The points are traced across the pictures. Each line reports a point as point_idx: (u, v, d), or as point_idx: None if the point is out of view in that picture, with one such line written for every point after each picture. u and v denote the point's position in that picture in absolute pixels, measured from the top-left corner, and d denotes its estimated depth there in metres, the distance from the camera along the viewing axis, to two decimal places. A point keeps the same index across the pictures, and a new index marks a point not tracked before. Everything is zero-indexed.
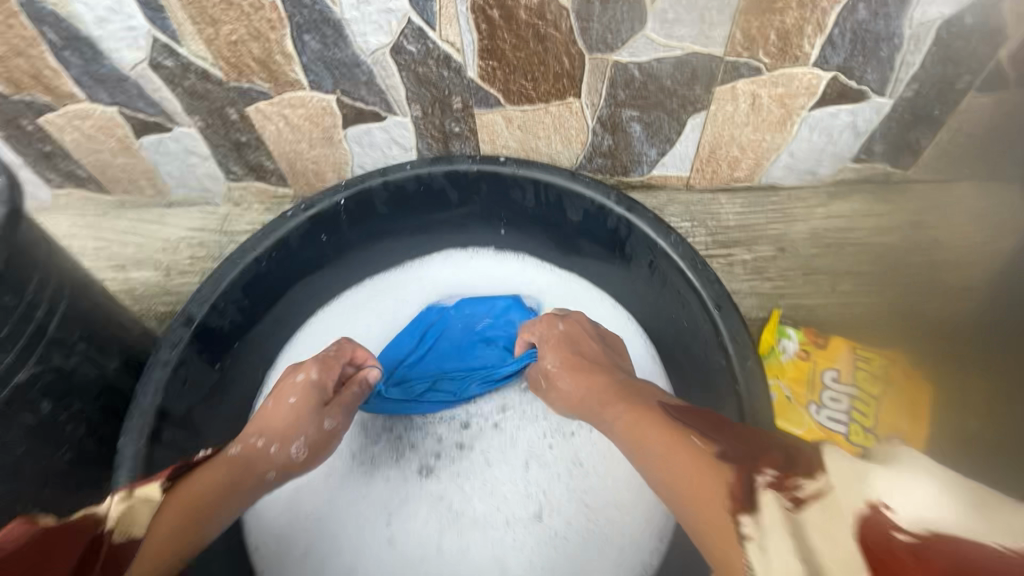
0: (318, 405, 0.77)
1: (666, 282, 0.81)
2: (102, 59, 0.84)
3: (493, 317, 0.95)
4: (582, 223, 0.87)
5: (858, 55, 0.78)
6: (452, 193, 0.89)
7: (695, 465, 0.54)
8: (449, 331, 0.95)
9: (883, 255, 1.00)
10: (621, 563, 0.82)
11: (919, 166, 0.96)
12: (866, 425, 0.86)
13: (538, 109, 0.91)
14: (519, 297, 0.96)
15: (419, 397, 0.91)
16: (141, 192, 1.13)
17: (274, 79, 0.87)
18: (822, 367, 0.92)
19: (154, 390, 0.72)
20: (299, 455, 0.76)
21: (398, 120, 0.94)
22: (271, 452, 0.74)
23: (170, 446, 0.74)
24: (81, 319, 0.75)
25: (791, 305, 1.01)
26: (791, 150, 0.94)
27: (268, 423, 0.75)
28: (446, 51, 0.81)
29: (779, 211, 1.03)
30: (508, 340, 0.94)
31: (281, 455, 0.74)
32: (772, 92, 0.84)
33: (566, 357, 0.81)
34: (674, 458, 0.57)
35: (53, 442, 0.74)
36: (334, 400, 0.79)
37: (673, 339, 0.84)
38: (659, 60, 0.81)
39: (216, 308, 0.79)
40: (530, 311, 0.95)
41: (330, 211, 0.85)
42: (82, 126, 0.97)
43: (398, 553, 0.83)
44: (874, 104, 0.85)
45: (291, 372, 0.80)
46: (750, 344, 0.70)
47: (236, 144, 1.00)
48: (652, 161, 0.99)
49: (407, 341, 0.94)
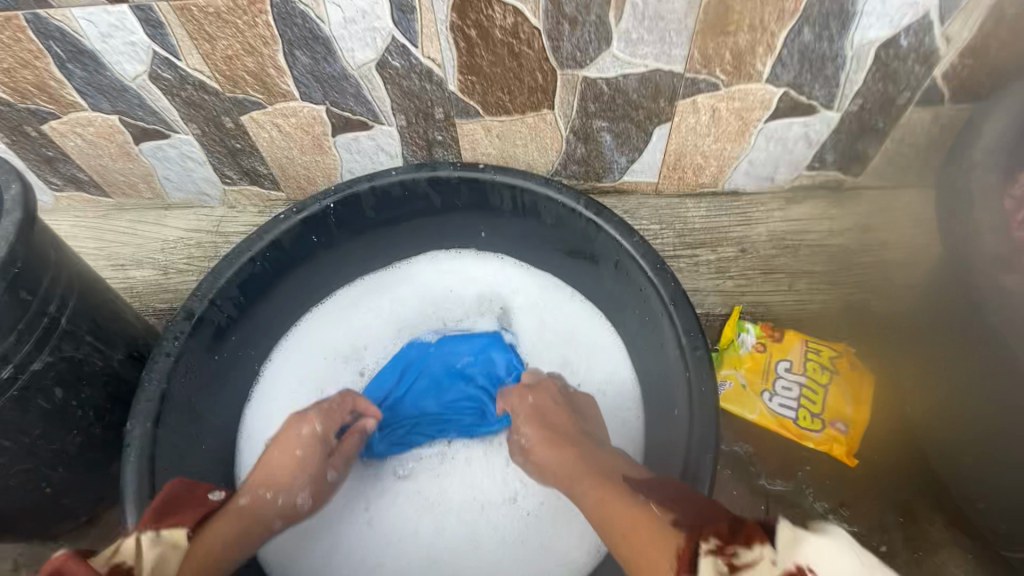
0: (322, 456, 0.85)
1: (629, 280, 0.87)
2: (105, 70, 0.90)
3: (473, 354, 1.02)
4: (554, 225, 0.94)
5: (806, 73, 0.86)
6: (435, 197, 0.95)
7: (633, 516, 0.62)
8: (428, 369, 1.02)
9: (836, 257, 1.07)
10: (586, 535, 0.89)
11: (868, 174, 1.04)
12: (814, 411, 0.93)
13: (515, 120, 0.97)
14: (498, 334, 1.03)
15: (401, 438, 0.97)
16: (140, 194, 1.18)
17: (268, 91, 0.93)
18: (776, 358, 0.98)
19: (159, 376, 0.78)
20: (303, 503, 0.84)
21: (385, 129, 1.00)
22: (277, 502, 0.80)
23: (173, 430, 0.79)
24: (91, 313, 0.81)
25: (751, 303, 1.07)
26: (750, 158, 1.02)
27: (275, 475, 0.80)
28: (428, 66, 0.87)
29: (741, 214, 1.10)
30: (486, 377, 1.01)
31: (286, 504, 0.81)
32: (730, 106, 0.92)
33: (541, 410, 0.86)
34: (616, 508, 0.65)
35: (65, 427, 0.80)
36: (337, 451, 0.88)
37: (637, 334, 0.90)
38: (626, 76, 0.87)
39: (214, 302, 0.85)
40: (508, 349, 1.01)
41: (319, 214, 0.91)
42: (84, 133, 1.03)
43: (380, 532, 0.92)
44: (823, 116, 0.93)
45: (294, 421, 0.85)
46: (701, 337, 0.75)
47: (231, 151, 1.06)
48: (622, 168, 1.06)
49: (389, 379, 1.00)
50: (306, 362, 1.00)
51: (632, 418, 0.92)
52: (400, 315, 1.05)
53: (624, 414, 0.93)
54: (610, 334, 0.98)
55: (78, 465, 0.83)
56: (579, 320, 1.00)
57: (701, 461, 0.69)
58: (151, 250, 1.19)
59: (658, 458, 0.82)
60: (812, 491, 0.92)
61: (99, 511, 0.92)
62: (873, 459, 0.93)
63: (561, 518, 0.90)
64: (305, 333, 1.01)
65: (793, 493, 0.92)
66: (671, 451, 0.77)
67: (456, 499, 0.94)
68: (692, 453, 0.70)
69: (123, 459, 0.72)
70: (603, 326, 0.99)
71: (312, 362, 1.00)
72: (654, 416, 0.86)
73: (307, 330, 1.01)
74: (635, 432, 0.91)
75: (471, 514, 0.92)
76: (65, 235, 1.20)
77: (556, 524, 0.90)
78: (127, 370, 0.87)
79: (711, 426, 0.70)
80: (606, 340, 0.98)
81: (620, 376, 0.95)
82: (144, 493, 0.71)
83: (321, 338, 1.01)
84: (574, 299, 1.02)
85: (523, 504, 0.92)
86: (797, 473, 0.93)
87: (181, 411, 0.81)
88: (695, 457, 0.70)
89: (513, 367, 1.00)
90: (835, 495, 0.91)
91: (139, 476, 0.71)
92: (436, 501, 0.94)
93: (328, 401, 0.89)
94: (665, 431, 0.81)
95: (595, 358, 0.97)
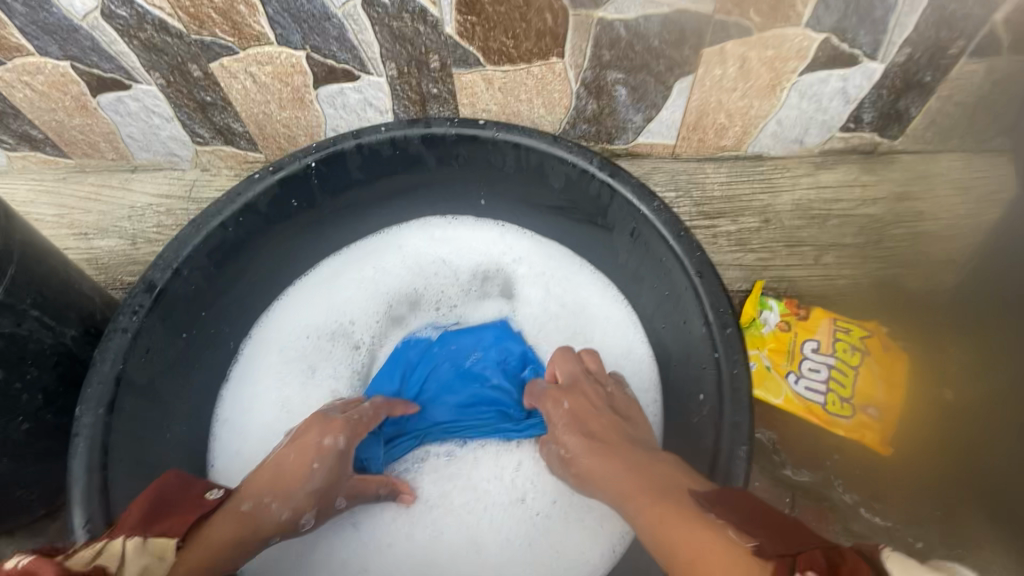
0: (341, 473, 0.75)
1: (647, 249, 0.78)
2: (49, 7, 0.78)
3: (483, 350, 0.92)
4: (563, 188, 0.84)
5: (851, 16, 0.75)
6: (428, 157, 0.85)
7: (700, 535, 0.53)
8: (437, 371, 0.92)
9: (868, 227, 0.97)
10: (600, 534, 0.81)
11: (907, 137, 0.94)
12: (843, 395, 0.86)
13: (519, 70, 0.86)
14: (507, 324, 0.93)
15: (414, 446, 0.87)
16: (103, 155, 1.07)
17: (238, 32, 0.81)
18: (802, 339, 0.90)
19: (113, 357, 0.68)
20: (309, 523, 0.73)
21: (373, 80, 0.89)
22: (282, 517, 0.69)
23: (131, 417, 0.70)
24: (36, 284, 0.71)
25: (774, 278, 0.98)
26: (779, 117, 0.92)
27: (288, 487, 0.70)
28: (421, 4, 0.76)
29: (764, 180, 1.00)
30: (500, 374, 0.91)
31: (291, 522, 0.70)
32: (763, 55, 0.81)
33: (584, 415, 0.75)
34: (673, 524, 0.56)
35: (6, 412, 0.70)
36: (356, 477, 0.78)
37: (654, 309, 0.81)
38: (647, 17, 0.76)
39: (179, 273, 0.75)
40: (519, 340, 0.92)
41: (299, 174, 0.81)
42: (32, 83, 0.91)
43: (372, 533, 0.84)
44: (865, 69, 0.83)
45: (316, 428, 0.75)
46: (731, 314, 0.67)
47: (201, 105, 0.95)
48: (637, 128, 0.96)
49: (391, 383, 0.90)
50: (288, 339, 0.90)
51: (651, 402, 0.84)
52: (390, 287, 0.95)
53: (641, 396, 0.85)
54: (624, 308, 0.89)
55: (29, 454, 0.75)
56: (590, 292, 0.92)
57: (733, 450, 0.61)
58: (117, 217, 1.08)
59: (679, 446, 0.74)
60: (841, 483, 0.86)
61: (59, 503, 0.83)
62: (907, 447, 0.86)
63: (574, 514, 0.83)
64: (288, 307, 0.92)
65: (821, 484, 0.86)
66: (696, 440, 0.69)
67: (457, 496, 0.86)
68: (723, 442, 0.62)
69: (70, 450, 0.64)
70: (616, 299, 0.90)
71: (294, 339, 0.90)
72: (673, 400, 0.78)
73: (289, 304, 0.92)
74: (653, 416, 0.83)
75: (474, 513, 0.85)
76: (21, 200, 1.09)
77: (565, 526, 0.83)
78: (83, 349, 0.78)
79: (745, 413, 0.62)
80: (619, 314, 0.89)
81: (636, 354, 0.87)
82: (93, 489, 0.62)
83: (304, 313, 0.92)
84: (583, 269, 0.93)
85: (531, 504, 0.85)
86: (825, 462, 0.87)
87: (142, 395, 0.72)
88: (727, 448, 0.62)
89: (529, 361, 0.91)
90: (866, 487, 0.86)
91: (88, 469, 0.63)
92: (434, 500, 0.85)
93: (358, 413, 0.80)
94: (685, 417, 0.73)
95: (607, 335, 0.89)
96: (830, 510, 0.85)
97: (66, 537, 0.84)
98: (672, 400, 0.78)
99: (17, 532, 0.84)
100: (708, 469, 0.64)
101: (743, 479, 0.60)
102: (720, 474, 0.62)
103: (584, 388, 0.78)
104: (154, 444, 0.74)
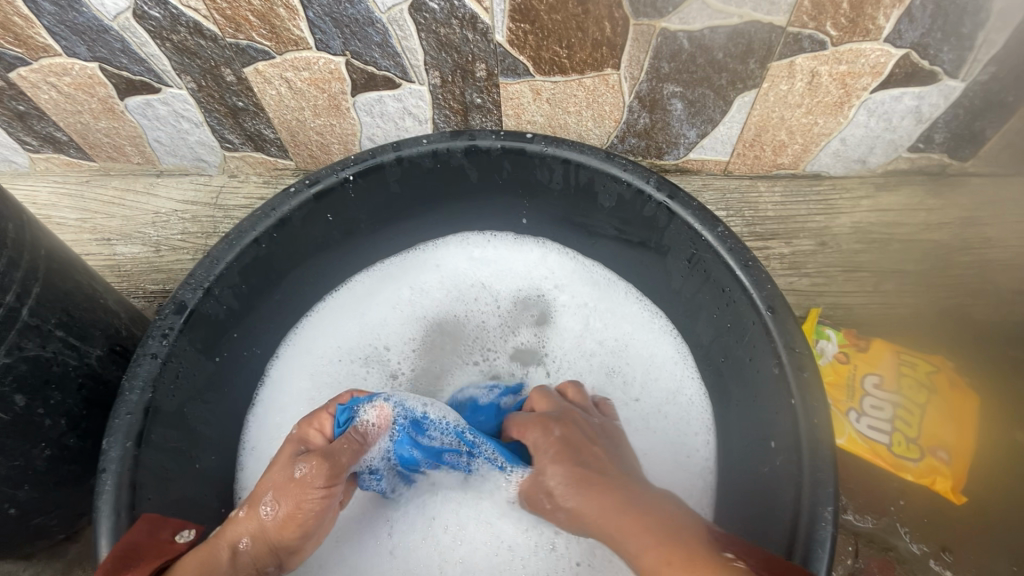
0: (293, 453, 0.70)
1: (707, 278, 0.73)
2: (80, 7, 0.75)
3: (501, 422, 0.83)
4: (615, 209, 0.79)
5: (936, 31, 0.69)
6: (472, 172, 0.81)
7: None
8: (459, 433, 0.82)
9: (933, 255, 0.91)
10: None
11: (979, 159, 0.88)
12: (910, 436, 0.81)
13: (571, 81, 0.81)
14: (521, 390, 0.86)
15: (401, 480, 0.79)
16: (128, 159, 1.03)
17: (276, 36, 0.77)
18: (862, 372, 0.86)
19: (142, 385, 0.64)
20: (288, 520, 0.65)
21: (414, 89, 0.85)
22: (239, 517, 0.65)
23: (160, 448, 0.66)
24: (60, 303, 0.67)
25: (829, 305, 0.93)
26: (843, 135, 0.86)
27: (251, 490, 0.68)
28: (472, 11, 0.72)
29: (821, 201, 0.95)
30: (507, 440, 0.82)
31: (249, 518, 0.64)
32: (834, 70, 0.75)
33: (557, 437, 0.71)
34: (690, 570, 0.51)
35: (29, 439, 0.67)
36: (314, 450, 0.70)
37: (713, 342, 0.77)
38: (713, 29, 0.71)
39: (210, 293, 0.71)
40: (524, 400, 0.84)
41: (336, 188, 0.76)
42: (58, 84, 0.87)
43: (400, 564, 0.78)
44: (944, 87, 0.77)
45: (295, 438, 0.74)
46: (807, 355, 0.63)
47: (232, 110, 0.91)
48: (690, 143, 0.91)
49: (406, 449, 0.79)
50: (319, 363, 0.86)
51: (703, 443, 0.79)
52: (427, 309, 0.91)
53: (691, 437, 0.80)
54: (672, 340, 0.85)
55: (50, 480, 0.71)
56: (635, 321, 0.87)
57: (817, 512, 0.57)
58: (141, 223, 1.04)
59: (744, 495, 0.70)
60: (907, 531, 0.81)
61: (78, 527, 0.80)
62: (979, 494, 0.81)
63: (610, 559, 0.77)
64: (321, 326, 0.87)
65: (884, 531, 0.82)
66: (766, 492, 0.65)
67: (484, 531, 0.79)
68: (804, 498, 0.58)
69: (96, 487, 0.60)
70: (665, 328, 0.86)
71: (326, 363, 0.86)
72: (735, 444, 0.73)
73: (320, 323, 0.87)
74: (704, 459, 0.78)
75: (503, 553, 0.79)
76: (42, 203, 1.04)
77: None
78: (108, 369, 0.74)
79: (827, 468, 0.58)
80: (666, 347, 0.85)
81: (685, 392, 0.82)
82: (121, 530, 0.58)
83: (337, 334, 0.88)
84: (629, 297, 0.88)
85: (565, 553, 0.78)
86: (889, 508, 0.82)
87: (171, 424, 0.68)
88: (809, 508, 0.57)
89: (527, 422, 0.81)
90: (935, 537, 0.80)
91: (116, 509, 0.59)
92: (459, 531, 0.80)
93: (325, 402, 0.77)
94: (753, 465, 0.69)
95: (653, 368, 0.84)
96: (895, 561, 0.80)
97: (84, 564, 0.81)
98: (733, 443, 0.74)
99: (36, 556, 0.80)
100: (786, 527, 0.60)
101: (828, 544, 0.55)
102: (803, 537, 0.57)
103: (576, 416, 0.74)
104: (181, 476, 0.69)
